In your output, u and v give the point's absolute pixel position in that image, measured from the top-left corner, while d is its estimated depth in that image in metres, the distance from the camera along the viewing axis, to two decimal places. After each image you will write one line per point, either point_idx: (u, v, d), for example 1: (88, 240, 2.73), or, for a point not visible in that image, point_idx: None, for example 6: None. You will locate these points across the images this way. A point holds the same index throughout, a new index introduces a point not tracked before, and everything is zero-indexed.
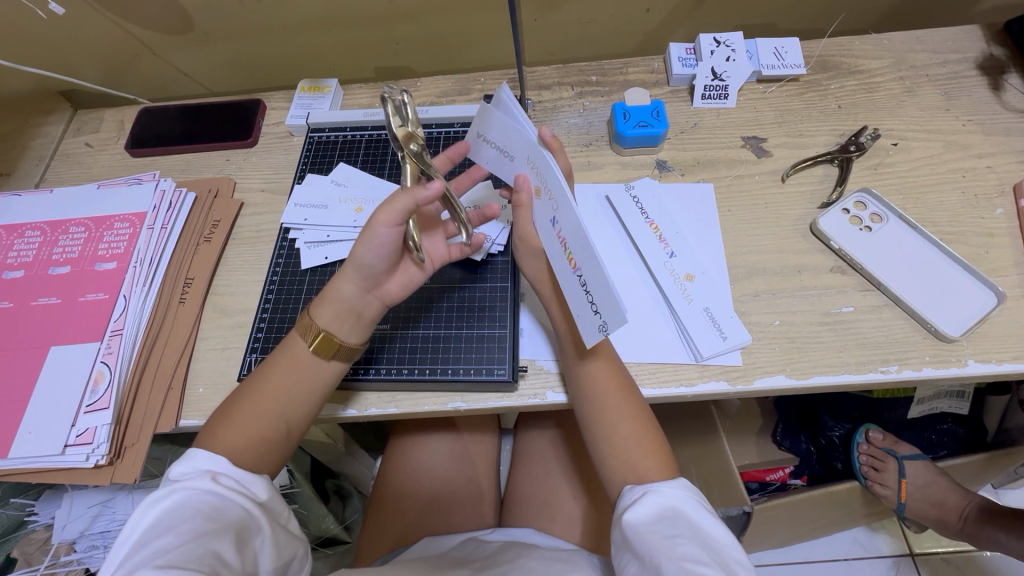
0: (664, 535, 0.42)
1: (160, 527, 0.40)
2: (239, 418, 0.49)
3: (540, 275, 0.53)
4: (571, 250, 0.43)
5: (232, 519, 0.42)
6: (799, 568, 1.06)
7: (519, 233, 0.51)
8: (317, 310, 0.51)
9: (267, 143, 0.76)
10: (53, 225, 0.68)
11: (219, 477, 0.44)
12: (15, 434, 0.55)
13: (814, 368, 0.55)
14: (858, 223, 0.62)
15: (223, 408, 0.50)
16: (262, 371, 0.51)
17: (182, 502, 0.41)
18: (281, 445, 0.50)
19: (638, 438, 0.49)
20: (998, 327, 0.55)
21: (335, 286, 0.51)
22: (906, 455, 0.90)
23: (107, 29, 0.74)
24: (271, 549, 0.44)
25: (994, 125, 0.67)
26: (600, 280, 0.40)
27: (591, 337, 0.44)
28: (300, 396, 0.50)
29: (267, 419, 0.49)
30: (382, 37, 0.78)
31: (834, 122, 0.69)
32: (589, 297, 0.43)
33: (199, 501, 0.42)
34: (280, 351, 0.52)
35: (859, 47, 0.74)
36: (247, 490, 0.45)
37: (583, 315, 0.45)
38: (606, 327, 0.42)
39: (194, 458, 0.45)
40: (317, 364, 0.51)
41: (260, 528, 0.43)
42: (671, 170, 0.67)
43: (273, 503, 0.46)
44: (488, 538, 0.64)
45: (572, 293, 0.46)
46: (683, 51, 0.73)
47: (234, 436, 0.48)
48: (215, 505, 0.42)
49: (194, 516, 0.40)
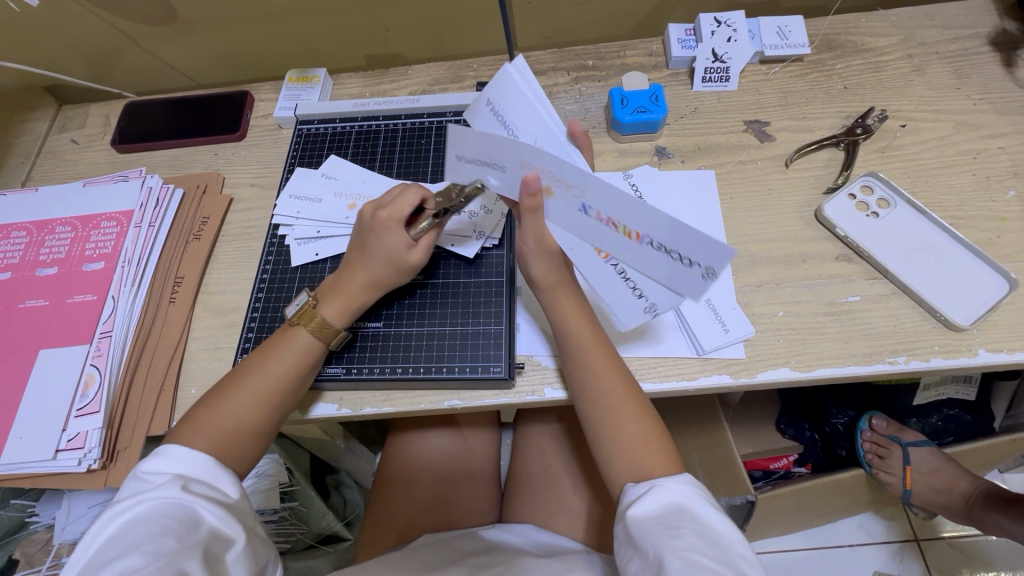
0: (667, 528, 0.41)
1: (126, 542, 0.38)
2: (222, 411, 0.48)
3: (548, 276, 0.50)
4: (608, 237, 0.43)
5: (204, 530, 0.40)
6: (803, 555, 1.06)
7: (528, 243, 0.48)
8: (325, 299, 0.53)
9: (255, 136, 0.74)
10: (39, 225, 0.66)
11: (190, 485, 0.43)
12: (6, 440, 0.55)
13: (820, 360, 0.53)
14: (865, 208, 0.59)
15: (210, 394, 0.50)
16: (255, 358, 0.51)
17: (150, 514, 0.40)
18: (265, 439, 0.50)
19: (644, 438, 0.48)
20: (1010, 315, 0.53)
21: (347, 280, 0.53)
22: (910, 442, 0.89)
23: (89, 21, 0.72)
24: (244, 555, 0.42)
25: (1007, 104, 0.65)
26: (643, 258, 0.43)
27: (627, 319, 0.50)
28: (297, 387, 0.51)
29: (256, 410, 0.49)
30: (371, 24, 0.76)
31: (839, 104, 0.67)
32: (630, 283, 0.48)
33: (170, 510, 0.40)
34: (273, 343, 0.52)
35: (866, 25, 0.71)
36: (220, 495, 0.44)
37: (618, 300, 0.49)
38: (653, 309, 0.48)
39: (168, 455, 0.45)
40: (315, 354, 0.52)
41: (231, 538, 0.42)
42: (671, 157, 0.65)
43: (243, 509, 0.45)
44: (487, 534, 0.63)
45: (602, 283, 0.50)
46: (683, 32, 0.70)
47: (216, 430, 0.47)
48: (185, 515, 0.40)
49: (164, 529, 0.39)
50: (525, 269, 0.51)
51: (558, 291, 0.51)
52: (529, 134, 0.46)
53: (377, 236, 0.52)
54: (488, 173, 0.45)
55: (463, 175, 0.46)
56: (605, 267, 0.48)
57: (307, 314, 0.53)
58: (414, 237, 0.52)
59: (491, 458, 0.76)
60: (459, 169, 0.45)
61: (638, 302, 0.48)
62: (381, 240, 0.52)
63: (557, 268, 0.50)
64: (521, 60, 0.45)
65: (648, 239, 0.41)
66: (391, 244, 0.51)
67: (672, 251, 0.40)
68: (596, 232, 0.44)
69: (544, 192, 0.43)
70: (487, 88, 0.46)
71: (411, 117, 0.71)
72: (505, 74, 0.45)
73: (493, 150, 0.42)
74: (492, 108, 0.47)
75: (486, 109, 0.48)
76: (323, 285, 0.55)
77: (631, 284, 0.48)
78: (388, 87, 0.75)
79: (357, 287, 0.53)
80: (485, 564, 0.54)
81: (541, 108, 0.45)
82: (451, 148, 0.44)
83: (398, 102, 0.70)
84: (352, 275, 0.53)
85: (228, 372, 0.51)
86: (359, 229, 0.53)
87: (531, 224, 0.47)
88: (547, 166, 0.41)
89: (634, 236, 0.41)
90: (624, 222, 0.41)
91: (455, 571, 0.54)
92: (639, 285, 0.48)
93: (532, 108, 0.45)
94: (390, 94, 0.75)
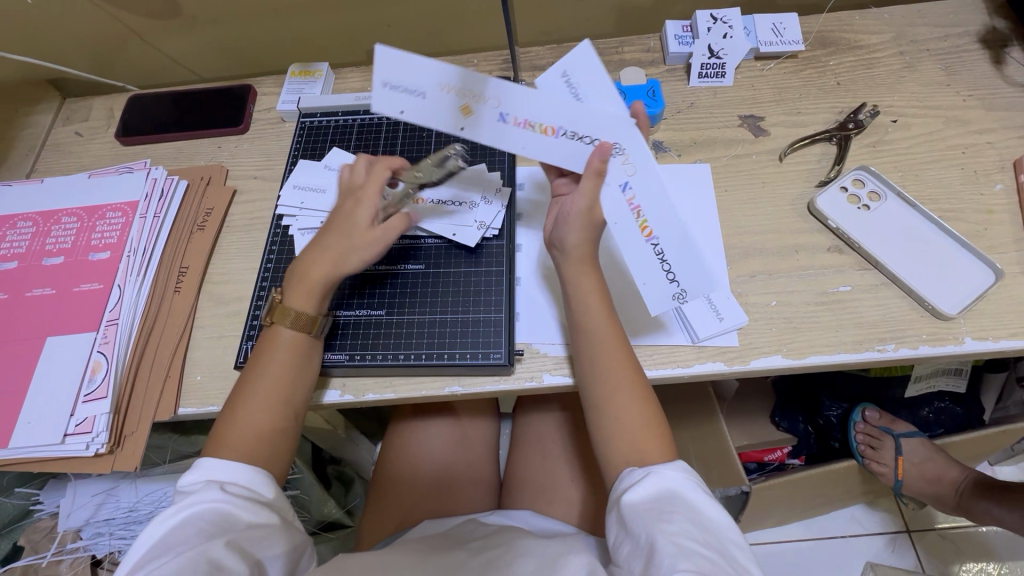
0: (659, 512, 0.43)
1: (165, 543, 0.40)
2: (242, 415, 0.49)
3: (580, 246, 0.51)
4: (625, 218, 0.49)
5: (240, 528, 0.42)
6: (797, 546, 1.08)
7: (577, 206, 0.49)
8: (290, 290, 0.53)
9: (258, 129, 0.75)
10: (45, 216, 0.67)
11: (227, 486, 0.44)
12: (15, 425, 0.56)
13: (812, 348, 0.55)
14: (856, 201, 0.61)
15: (227, 405, 0.50)
16: (251, 363, 0.52)
17: (188, 517, 0.42)
18: (290, 440, 0.51)
19: (642, 420, 0.49)
20: (995, 305, 0.55)
21: (306, 267, 0.53)
22: (902, 433, 0.91)
23: (94, 15, 0.73)
24: (279, 547, 0.44)
25: (995, 100, 0.66)
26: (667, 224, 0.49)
27: (657, 305, 0.51)
28: (301, 380, 0.52)
29: (266, 411, 0.49)
30: (373, 20, 0.77)
31: (832, 100, 0.68)
32: (664, 266, 0.50)
33: (205, 513, 0.42)
34: (267, 345, 0.52)
35: (859, 23, 0.72)
36: (256, 494, 0.45)
37: (650, 284, 0.51)
38: (683, 295, 0.50)
39: (202, 466, 0.46)
40: (297, 344, 0.52)
41: (263, 530, 0.43)
42: (667, 151, 0.67)
43: (279, 504, 0.47)
44: (486, 519, 0.65)
45: (634, 266, 0.50)
46: (680, 29, 0.71)
47: (241, 432, 0.48)
48: (220, 515, 0.42)
49: (197, 530, 0.41)
50: (562, 233, 0.51)
51: (585, 267, 0.52)
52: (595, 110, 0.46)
53: (345, 214, 0.54)
54: (408, 103, 0.43)
55: (385, 105, 0.43)
56: (644, 247, 0.50)
57: (277, 309, 0.53)
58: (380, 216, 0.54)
59: (491, 447, 0.77)
60: (382, 98, 0.43)
61: (670, 287, 0.50)
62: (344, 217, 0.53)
63: (589, 241, 0.51)
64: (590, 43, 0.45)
65: (564, 131, 0.46)
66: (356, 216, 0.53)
67: (584, 136, 0.46)
68: (612, 206, 0.49)
69: (462, 111, 0.44)
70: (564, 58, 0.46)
71: None
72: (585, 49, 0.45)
73: (535, 108, 0.45)
74: (566, 80, 0.46)
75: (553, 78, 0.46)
76: (286, 279, 0.55)
77: (666, 268, 0.50)
78: None
79: (315, 271, 0.52)
80: (484, 547, 0.55)
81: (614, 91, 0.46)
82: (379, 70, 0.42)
83: None
84: (313, 259, 0.53)
85: (241, 374, 0.52)
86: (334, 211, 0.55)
87: (589, 188, 0.48)
88: (523, 108, 0.45)
89: (550, 131, 0.46)
90: (647, 216, 0.49)
91: (457, 553, 0.55)
92: (672, 266, 0.50)
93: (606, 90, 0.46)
94: None
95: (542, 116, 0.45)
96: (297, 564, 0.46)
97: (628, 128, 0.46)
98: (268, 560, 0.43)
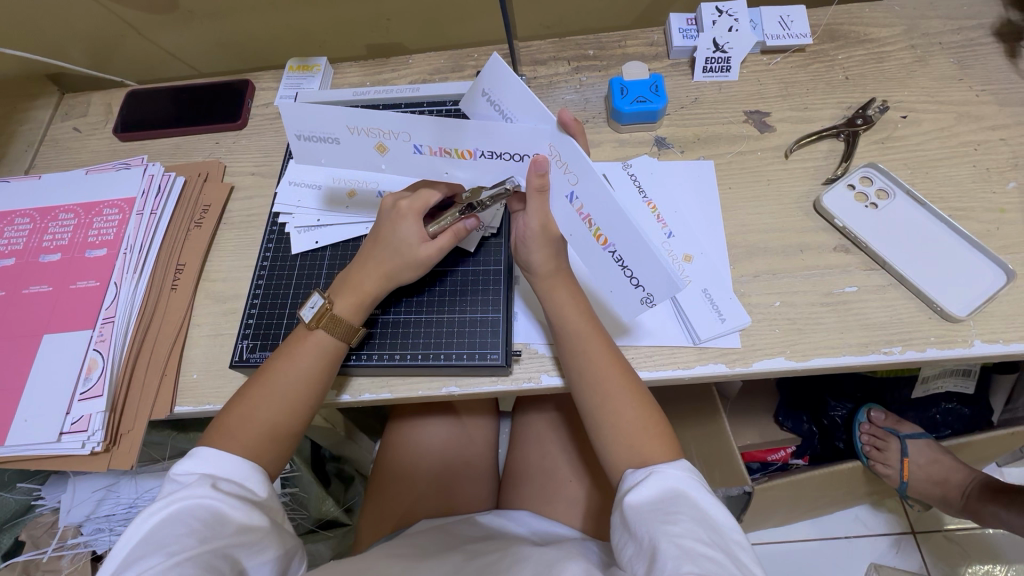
0: (663, 514, 0.42)
1: (152, 542, 0.39)
2: (254, 415, 0.49)
3: (547, 264, 0.51)
4: (582, 232, 0.48)
5: (230, 531, 0.41)
6: (800, 546, 1.07)
7: (531, 227, 0.50)
8: (340, 297, 0.53)
9: (255, 125, 0.74)
10: (43, 212, 0.67)
11: (219, 484, 0.44)
12: (12, 422, 0.56)
13: (815, 350, 0.54)
14: (863, 199, 0.60)
15: (236, 401, 0.50)
16: (277, 361, 0.51)
17: (177, 513, 0.41)
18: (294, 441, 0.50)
19: (640, 423, 0.48)
20: (1005, 306, 0.54)
21: (359, 274, 0.54)
22: (908, 434, 0.89)
23: (90, 9, 0.72)
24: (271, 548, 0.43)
25: (1009, 95, 0.64)
26: (626, 236, 0.45)
27: (632, 309, 0.50)
28: (321, 387, 0.51)
29: (286, 414, 0.49)
30: (372, 13, 0.76)
31: (840, 95, 0.66)
32: (627, 271, 0.48)
33: (195, 512, 0.41)
34: (297, 345, 0.52)
35: (868, 15, 0.70)
36: (248, 493, 0.45)
37: (619, 291, 0.50)
38: (651, 298, 0.48)
39: (200, 457, 0.46)
40: (335, 353, 0.52)
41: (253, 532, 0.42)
42: (670, 148, 0.65)
43: (272, 502, 0.46)
44: (484, 520, 0.64)
45: (602, 273, 0.50)
46: (684, 22, 0.70)
47: (247, 431, 0.48)
48: (213, 515, 0.41)
49: (187, 530, 0.40)
50: (526, 254, 0.52)
51: (555, 279, 0.52)
52: (527, 120, 0.45)
53: (391, 225, 0.53)
54: (324, 148, 0.51)
55: (303, 154, 0.51)
56: (602, 254, 0.48)
57: (324, 317, 0.52)
58: (430, 232, 0.53)
59: (490, 446, 0.77)
60: (301, 149, 0.51)
61: (636, 292, 0.48)
62: (395, 233, 0.52)
63: (555, 255, 0.51)
64: (497, 56, 0.43)
65: (479, 152, 0.47)
66: (404, 234, 0.52)
67: (502, 154, 0.47)
68: (564, 212, 0.49)
69: (378, 149, 0.50)
70: (480, 78, 0.46)
71: (410, 105, 0.70)
72: (494, 67, 0.44)
73: (443, 138, 0.47)
74: (488, 98, 0.47)
75: (481, 99, 0.47)
76: (334, 283, 0.55)
77: (630, 275, 0.48)
78: (389, 77, 0.76)
79: (368, 282, 0.53)
80: (479, 551, 0.54)
81: (534, 99, 0.43)
82: (290, 125, 0.49)
83: (398, 92, 0.69)
84: (362, 268, 0.54)
85: (257, 372, 0.52)
86: (377, 218, 0.55)
87: (536, 206, 0.48)
88: (431, 139, 0.48)
89: (467, 155, 0.48)
90: (599, 225, 0.46)
91: (454, 555, 0.55)
92: (636, 275, 0.47)
93: (526, 99, 0.44)
94: (391, 83, 0.75)
95: (455, 143, 0.47)
96: (289, 567, 0.45)
97: (556, 138, 0.44)
98: (255, 566, 0.42)
